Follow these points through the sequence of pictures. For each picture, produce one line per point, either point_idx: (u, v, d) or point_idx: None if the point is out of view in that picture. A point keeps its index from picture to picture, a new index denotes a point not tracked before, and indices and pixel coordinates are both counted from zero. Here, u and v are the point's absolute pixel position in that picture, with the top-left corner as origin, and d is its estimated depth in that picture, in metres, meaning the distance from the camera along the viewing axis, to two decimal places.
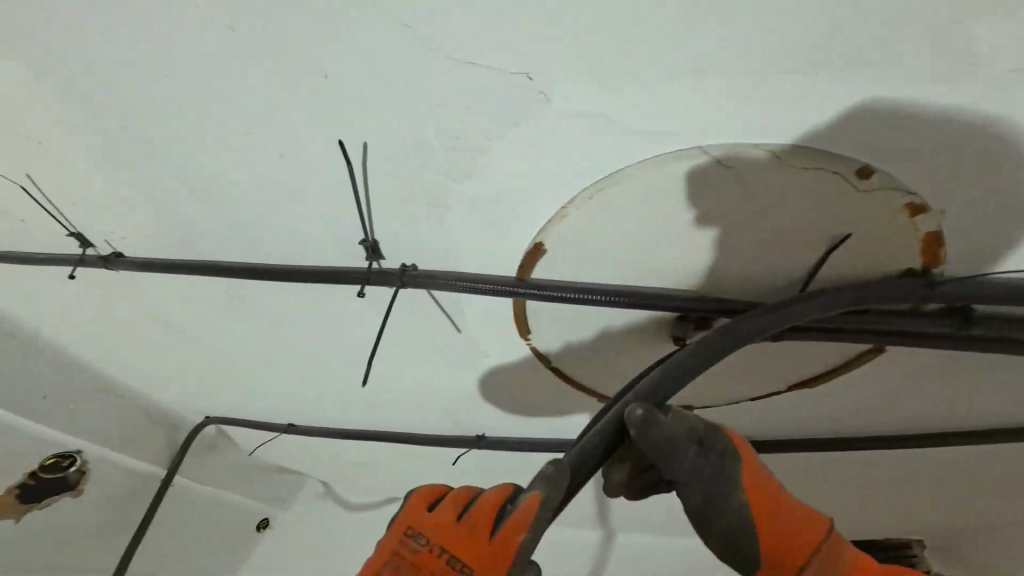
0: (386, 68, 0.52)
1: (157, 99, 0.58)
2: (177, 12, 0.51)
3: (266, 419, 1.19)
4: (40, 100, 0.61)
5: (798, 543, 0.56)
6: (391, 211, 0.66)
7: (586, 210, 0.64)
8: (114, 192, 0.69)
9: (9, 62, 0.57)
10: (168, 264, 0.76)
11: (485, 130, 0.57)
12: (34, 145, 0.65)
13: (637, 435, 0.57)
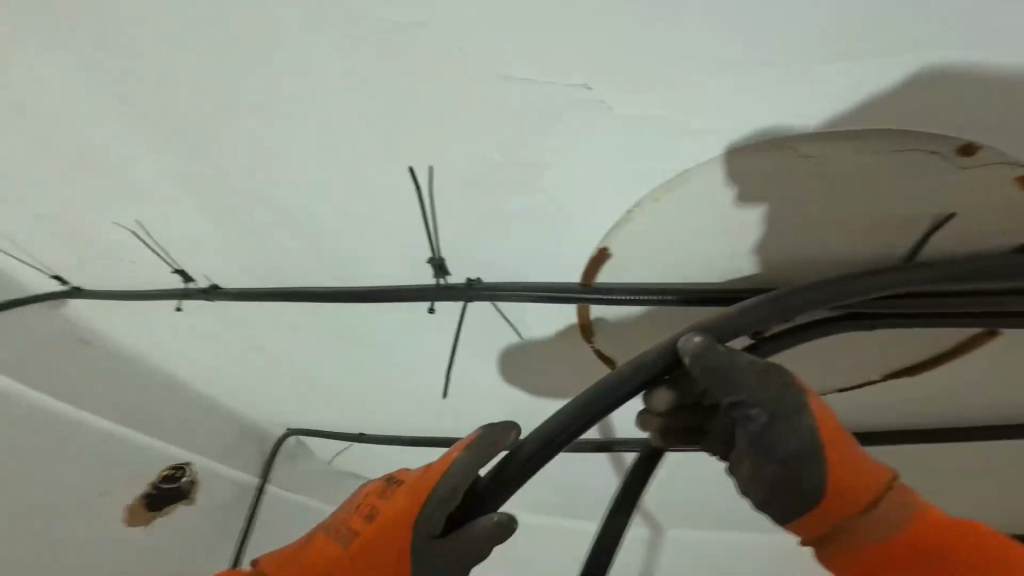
0: (448, 98, 0.56)
1: (247, 147, 0.65)
2: (264, 70, 0.57)
3: (342, 429, 1.28)
4: (149, 159, 0.69)
5: (865, 478, 0.55)
6: (455, 228, 0.70)
7: (653, 212, 0.65)
8: (210, 233, 0.78)
9: (126, 129, 0.66)
10: (259, 292, 0.84)
11: (543, 145, 0.59)
12: (144, 197, 0.74)
13: (693, 362, 0.55)
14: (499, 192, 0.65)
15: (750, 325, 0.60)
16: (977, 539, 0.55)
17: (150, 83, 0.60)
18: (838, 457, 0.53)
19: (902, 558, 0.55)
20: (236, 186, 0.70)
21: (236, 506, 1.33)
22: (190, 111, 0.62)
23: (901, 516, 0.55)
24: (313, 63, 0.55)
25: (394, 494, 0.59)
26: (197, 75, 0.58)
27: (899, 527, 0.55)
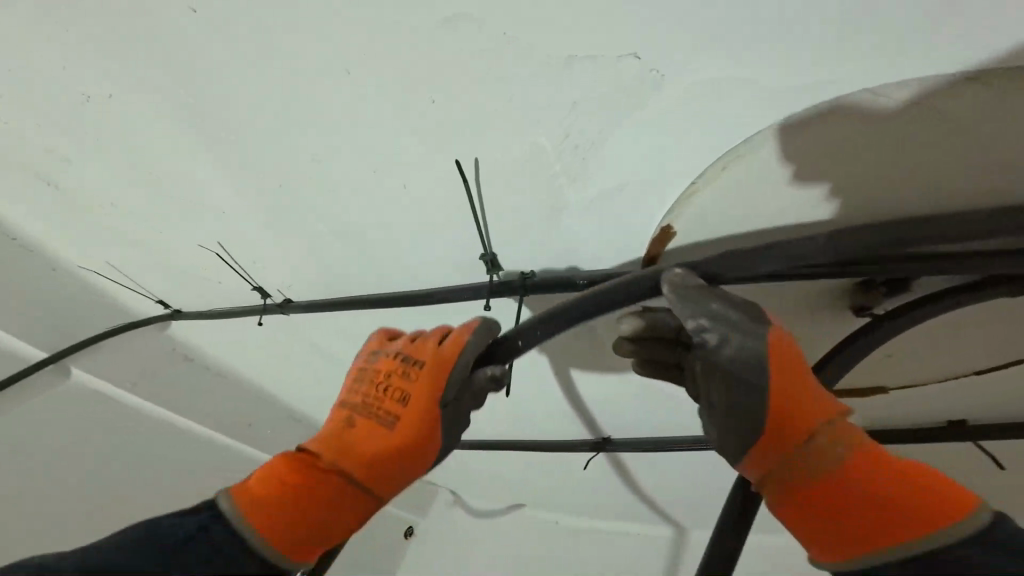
0: (494, 85, 0.55)
1: (300, 158, 0.67)
2: (315, 80, 0.58)
3: None
4: (218, 179, 0.74)
5: (804, 397, 0.46)
6: (508, 220, 0.69)
7: (720, 186, 0.58)
8: (275, 244, 0.82)
9: (197, 155, 0.71)
10: (328, 303, 0.85)
11: (594, 122, 0.56)
12: (218, 216, 0.80)
13: (671, 288, 0.50)
14: (546, 179, 0.63)
15: (759, 263, 0.52)
16: (943, 493, 0.41)
17: (209, 104, 0.64)
18: (772, 370, 0.45)
19: (846, 507, 0.42)
20: (292, 198, 0.73)
21: None
22: (249, 129, 0.65)
23: (847, 452, 0.44)
24: (362, 65, 0.56)
25: (409, 375, 0.57)
26: (255, 90, 0.61)
27: (843, 463, 0.43)
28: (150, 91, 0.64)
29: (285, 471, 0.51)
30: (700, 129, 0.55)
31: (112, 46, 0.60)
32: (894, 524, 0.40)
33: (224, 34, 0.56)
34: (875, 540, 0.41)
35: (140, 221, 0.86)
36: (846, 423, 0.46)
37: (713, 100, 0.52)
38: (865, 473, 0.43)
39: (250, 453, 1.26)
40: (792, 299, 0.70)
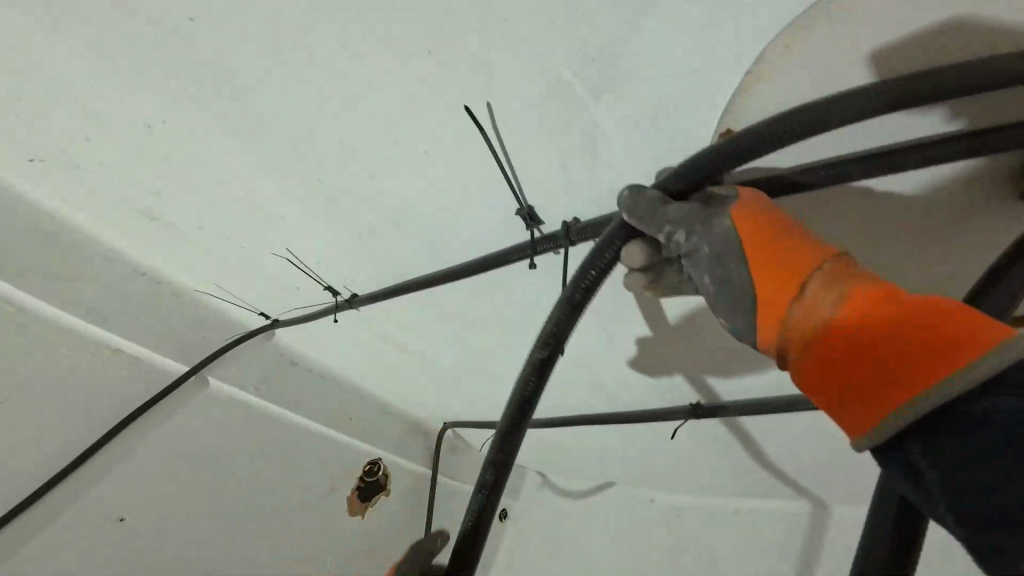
0: (490, 11, 0.49)
1: (322, 147, 0.66)
2: (312, 57, 0.56)
3: (484, 418, 1.35)
4: (254, 187, 0.75)
5: (798, 257, 0.44)
6: (537, 168, 0.61)
7: (785, 68, 0.47)
8: (320, 239, 0.82)
9: (232, 163, 0.72)
10: (388, 289, 0.86)
11: (611, 26, 0.47)
12: (267, 224, 0.82)
13: (631, 211, 0.49)
14: (568, 109, 0.54)
15: (791, 135, 0.43)
16: (961, 324, 0.36)
17: (220, 104, 0.64)
18: (749, 240, 0.45)
19: (856, 361, 0.39)
20: (323, 187, 0.73)
21: (420, 497, 1.47)
22: (266, 118, 0.64)
23: (848, 300, 0.41)
24: (346, 17, 0.52)
25: None
26: (256, 73, 0.59)
27: (847, 317, 0.40)
28: (160, 94, 0.64)
29: None
30: (736, 20, 0.46)
31: (116, 54, 0.60)
32: (916, 370, 0.36)
33: (216, 29, 0.56)
34: (892, 394, 0.37)
35: (195, 245, 0.90)
36: (851, 271, 0.43)
37: (719, 47, 0.47)
38: (872, 321, 0.39)
39: (360, 447, 1.34)
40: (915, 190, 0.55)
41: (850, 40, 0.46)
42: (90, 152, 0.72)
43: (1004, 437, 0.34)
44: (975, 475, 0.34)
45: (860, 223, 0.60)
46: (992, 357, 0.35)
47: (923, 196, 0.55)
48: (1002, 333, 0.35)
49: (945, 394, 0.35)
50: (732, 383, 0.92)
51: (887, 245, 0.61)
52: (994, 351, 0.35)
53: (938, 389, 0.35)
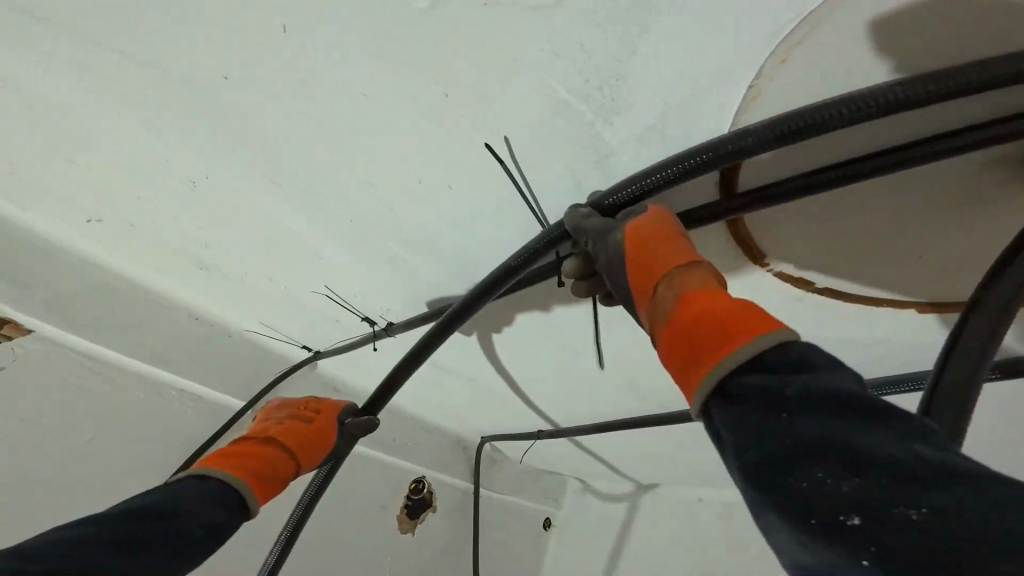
0: (492, 58, 0.52)
1: (353, 194, 0.73)
2: (338, 116, 0.61)
3: (520, 429, 1.40)
4: (295, 233, 0.83)
5: (659, 252, 0.49)
6: (554, 191, 0.64)
7: (784, 79, 0.49)
8: (358, 274, 0.89)
9: (274, 215, 0.79)
10: (424, 315, 0.91)
11: (612, 56, 0.49)
12: (309, 265, 0.89)
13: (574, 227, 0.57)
14: (579, 136, 0.57)
15: (789, 142, 0.46)
16: (752, 322, 0.40)
17: (260, 165, 0.71)
18: (628, 244, 0.51)
19: (669, 345, 0.44)
20: (358, 228, 0.79)
21: (465, 510, 1.52)
22: (306, 171, 0.71)
23: (682, 299, 0.45)
24: (363, 80, 0.56)
25: (248, 452, 0.65)
26: (294, 136, 0.65)
27: (679, 306, 0.45)
28: (207, 161, 0.71)
29: (257, 447, 0.66)
30: (734, 41, 0.47)
31: (170, 125, 0.66)
32: (706, 346, 0.41)
33: (241, 96, 0.61)
34: (687, 373, 0.42)
35: (246, 287, 0.99)
36: (697, 277, 0.47)
37: (720, 67, 0.49)
38: (691, 308, 0.44)
39: (405, 465, 1.40)
40: (933, 177, 0.55)
41: (852, 45, 0.46)
42: (157, 210, 0.81)
43: (786, 405, 0.36)
44: (754, 433, 0.36)
45: (880, 209, 0.60)
46: (773, 340, 0.38)
47: (938, 184, 0.56)
48: (792, 333, 0.39)
49: (727, 369, 0.39)
50: None
51: (909, 232, 0.61)
52: (776, 333, 0.39)
53: (720, 361, 0.39)
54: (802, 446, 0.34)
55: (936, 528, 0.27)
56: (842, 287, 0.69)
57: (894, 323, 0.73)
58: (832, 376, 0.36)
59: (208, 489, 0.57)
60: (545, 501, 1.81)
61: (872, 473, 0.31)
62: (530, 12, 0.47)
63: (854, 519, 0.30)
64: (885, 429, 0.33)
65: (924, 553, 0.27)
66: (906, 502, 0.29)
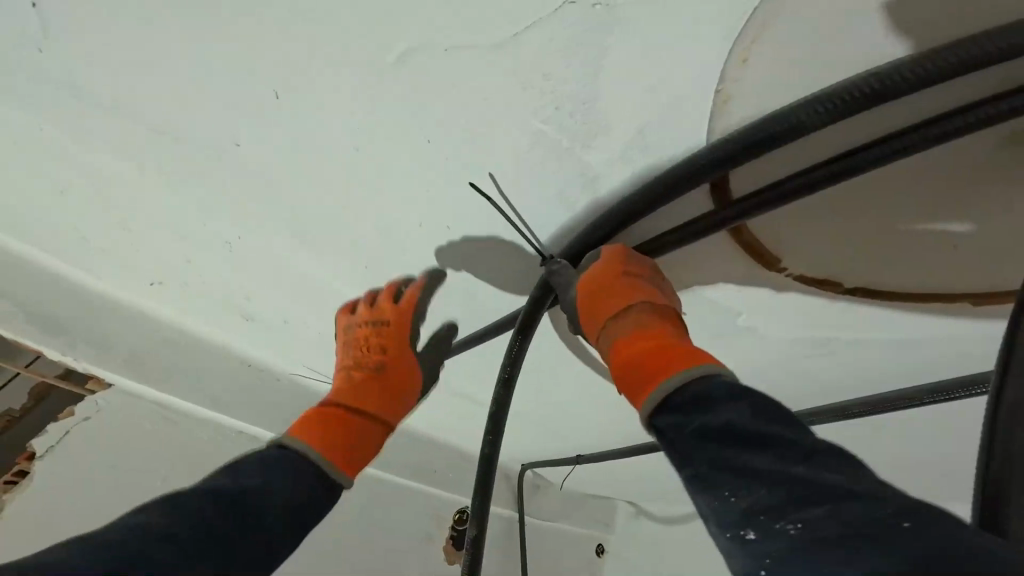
0: (462, 99, 0.53)
1: (359, 240, 0.76)
2: (329, 171, 0.64)
3: (559, 453, 1.37)
4: (312, 283, 0.87)
5: (604, 299, 0.58)
6: (545, 216, 0.64)
7: (750, 77, 0.48)
8: None
9: (293, 268, 0.84)
10: (447, 348, 0.92)
11: (576, 79, 0.49)
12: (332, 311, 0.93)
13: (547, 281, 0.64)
14: (558, 161, 0.57)
15: (762, 148, 0.46)
16: (669, 366, 0.52)
17: (269, 224, 0.75)
18: (577, 294, 0.60)
19: (613, 375, 0.58)
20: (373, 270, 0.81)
21: (511, 540, 1.49)
22: (316, 211, 0.71)
23: (623, 342, 0.58)
24: (350, 139, 0.59)
25: (330, 412, 0.68)
26: (285, 176, 0.66)
27: (621, 346, 0.58)
28: (225, 227, 0.77)
29: (334, 408, 0.69)
30: (695, 49, 0.46)
31: (187, 180, 0.68)
32: (635, 384, 0.55)
33: (241, 163, 0.65)
34: (626, 397, 0.57)
35: (279, 335, 1.05)
36: (634, 318, 0.59)
37: (687, 76, 0.48)
38: (626, 354, 0.57)
39: (447, 496, 1.40)
40: (948, 162, 0.51)
41: (843, 32, 0.44)
42: (190, 264, 0.86)
43: (693, 440, 0.48)
44: (675, 459, 0.50)
45: (900, 201, 0.55)
46: (682, 383, 0.50)
47: (951, 165, 0.51)
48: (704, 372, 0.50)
49: (650, 407, 0.52)
50: (805, 379, 0.87)
51: (937, 220, 0.56)
52: (683, 378, 0.50)
53: (644, 407, 0.52)
54: (707, 470, 0.47)
55: (805, 542, 0.39)
56: (872, 286, 0.64)
57: (934, 321, 0.69)
58: (727, 411, 0.47)
59: (299, 461, 0.60)
60: (596, 526, 1.74)
61: (762, 489, 0.43)
62: (490, 49, 0.48)
63: (750, 532, 0.43)
64: (771, 452, 0.44)
65: (796, 554, 0.39)
66: (787, 520, 0.41)
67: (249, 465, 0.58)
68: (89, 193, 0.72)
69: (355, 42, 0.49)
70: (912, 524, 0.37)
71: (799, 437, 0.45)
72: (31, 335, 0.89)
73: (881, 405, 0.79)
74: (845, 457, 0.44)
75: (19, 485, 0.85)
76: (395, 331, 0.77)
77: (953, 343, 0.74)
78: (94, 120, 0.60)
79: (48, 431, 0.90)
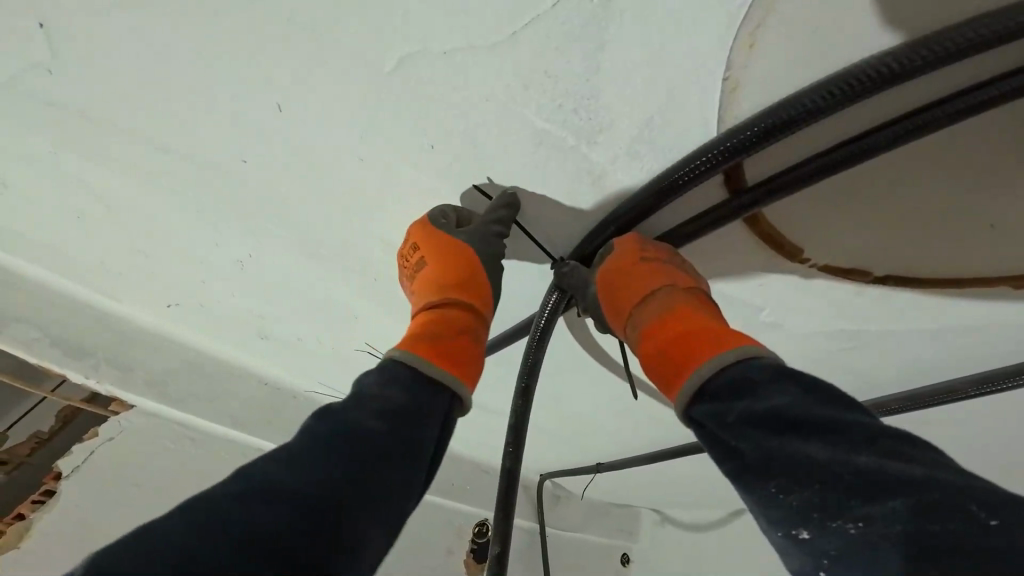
0: (464, 99, 0.52)
1: (369, 251, 0.75)
2: (336, 182, 0.64)
3: (579, 461, 1.34)
4: (325, 297, 0.87)
5: (630, 289, 0.58)
6: (552, 217, 0.63)
7: (758, 64, 0.45)
8: (390, 326, 0.92)
9: (305, 281, 0.83)
10: None
11: (578, 73, 0.48)
12: (345, 323, 0.93)
13: (559, 283, 0.63)
14: (564, 160, 0.56)
15: (772, 137, 0.44)
16: (702, 351, 0.51)
17: (280, 238, 0.75)
18: (599, 287, 0.60)
19: (645, 365, 0.57)
20: (383, 281, 0.81)
21: (534, 553, 1.45)
22: (326, 224, 0.71)
23: (651, 333, 0.57)
24: (352, 148, 0.59)
25: (429, 333, 0.63)
26: (291, 189, 0.66)
27: (649, 336, 0.57)
28: (236, 243, 0.77)
29: (425, 329, 0.64)
30: (699, 36, 0.44)
31: (200, 198, 0.69)
32: (669, 373, 0.54)
33: (249, 178, 0.65)
34: (659, 385, 0.56)
35: (294, 351, 1.04)
36: (662, 305, 0.57)
37: (690, 66, 0.46)
38: (656, 344, 0.55)
39: (467, 509, 1.37)
40: (977, 140, 0.48)
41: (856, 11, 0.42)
42: (205, 282, 0.86)
43: (733, 430, 0.46)
44: (717, 452, 0.48)
45: (932, 181, 0.51)
46: (715, 368, 0.50)
47: (982, 144, 0.48)
48: (743, 353, 0.49)
49: (685, 397, 0.51)
50: (836, 376, 0.83)
51: (971, 201, 0.52)
52: (717, 364, 0.50)
53: (679, 397, 0.51)
54: (752, 463, 0.45)
55: (869, 540, 0.37)
56: (904, 274, 0.61)
57: (975, 310, 0.65)
58: (769, 394, 0.46)
59: (425, 390, 0.59)
60: (621, 536, 1.69)
61: (812, 486, 0.41)
62: (488, 50, 0.47)
63: (804, 532, 0.40)
64: (820, 439, 0.42)
65: (856, 554, 0.37)
66: (847, 517, 0.38)
67: (368, 409, 0.55)
68: (108, 215, 0.74)
69: (357, 50, 0.49)
70: (997, 522, 0.34)
71: (852, 421, 0.42)
72: (56, 359, 0.90)
73: (923, 399, 0.75)
74: (902, 438, 0.41)
75: (48, 503, 0.85)
76: (448, 243, 0.64)
77: (998, 333, 0.69)
78: (111, 142, 0.62)
79: (74, 452, 0.90)
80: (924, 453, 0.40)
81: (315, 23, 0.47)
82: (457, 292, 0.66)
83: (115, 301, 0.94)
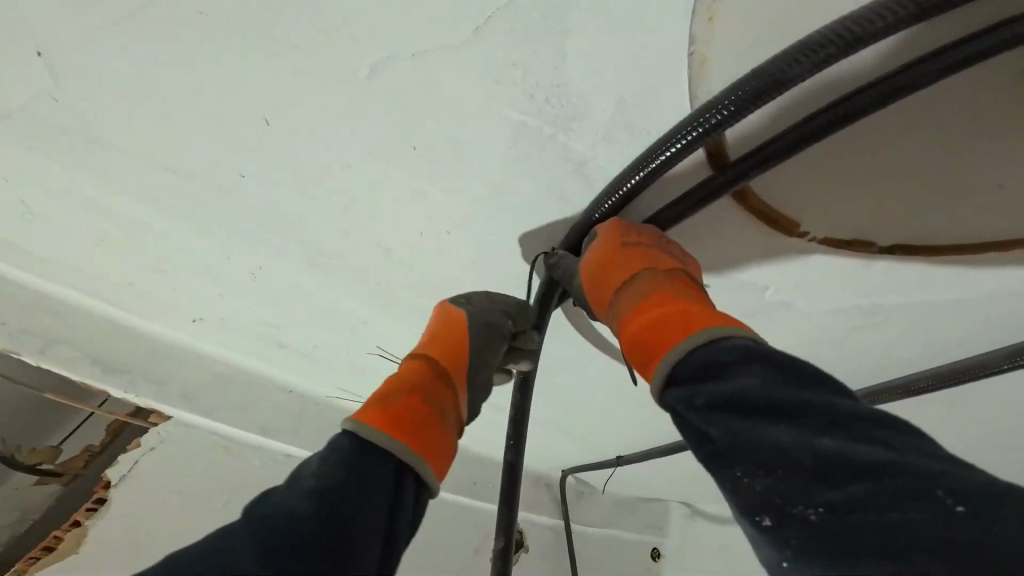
0: (437, 99, 0.53)
1: (368, 256, 0.77)
2: (329, 191, 0.66)
3: (598, 455, 1.33)
4: (332, 304, 0.89)
5: (608, 275, 0.57)
6: (539, 208, 0.63)
7: (724, 36, 0.44)
8: (397, 327, 0.94)
9: (312, 290, 0.86)
10: None
11: (546, 63, 0.48)
12: (354, 328, 0.95)
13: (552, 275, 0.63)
14: (542, 151, 0.56)
15: (739, 111, 0.43)
16: (673, 334, 0.49)
17: (283, 249, 0.77)
18: (581, 275, 0.59)
19: (624, 351, 0.55)
20: (385, 284, 0.83)
21: (559, 549, 1.45)
22: (324, 231, 0.73)
23: (628, 319, 0.55)
24: (338, 157, 0.61)
25: (395, 389, 0.59)
26: (288, 200, 0.68)
27: (626, 322, 0.55)
28: (244, 256, 0.80)
29: (390, 386, 0.60)
30: (663, 14, 0.43)
31: (206, 213, 0.72)
32: (643, 359, 0.52)
33: (248, 193, 0.68)
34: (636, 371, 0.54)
35: (310, 359, 1.08)
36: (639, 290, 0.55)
37: (658, 44, 0.45)
38: (631, 329, 0.54)
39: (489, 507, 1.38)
40: (974, 96, 0.45)
41: None
42: (221, 296, 0.90)
43: (702, 414, 0.44)
44: (689, 437, 0.46)
45: (931, 142, 0.48)
46: (685, 349, 0.47)
47: (979, 99, 0.45)
48: (715, 334, 0.46)
49: (657, 382, 0.49)
50: (858, 356, 0.79)
51: (975, 159, 0.49)
52: (687, 345, 0.47)
53: (652, 382, 0.49)
54: (721, 448, 0.43)
55: (828, 526, 0.35)
56: (914, 242, 0.57)
57: (1002, 276, 0.60)
58: (739, 375, 0.43)
59: (370, 450, 0.53)
60: (649, 531, 1.66)
61: (778, 471, 0.39)
62: (454, 49, 0.48)
63: (768, 518, 0.39)
64: (793, 423, 0.40)
65: (814, 540, 0.36)
66: (809, 503, 0.37)
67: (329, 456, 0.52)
68: (126, 236, 0.78)
69: (332, 61, 0.51)
70: (965, 508, 0.33)
71: (828, 403, 0.40)
72: (95, 376, 0.96)
73: (952, 376, 0.71)
74: (885, 423, 0.39)
75: (99, 510, 0.93)
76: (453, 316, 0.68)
77: None
78: (122, 168, 0.66)
79: (120, 460, 0.97)
80: (905, 439, 0.38)
81: (288, 39, 0.49)
82: (444, 360, 0.64)
83: (144, 318, 1.00)
